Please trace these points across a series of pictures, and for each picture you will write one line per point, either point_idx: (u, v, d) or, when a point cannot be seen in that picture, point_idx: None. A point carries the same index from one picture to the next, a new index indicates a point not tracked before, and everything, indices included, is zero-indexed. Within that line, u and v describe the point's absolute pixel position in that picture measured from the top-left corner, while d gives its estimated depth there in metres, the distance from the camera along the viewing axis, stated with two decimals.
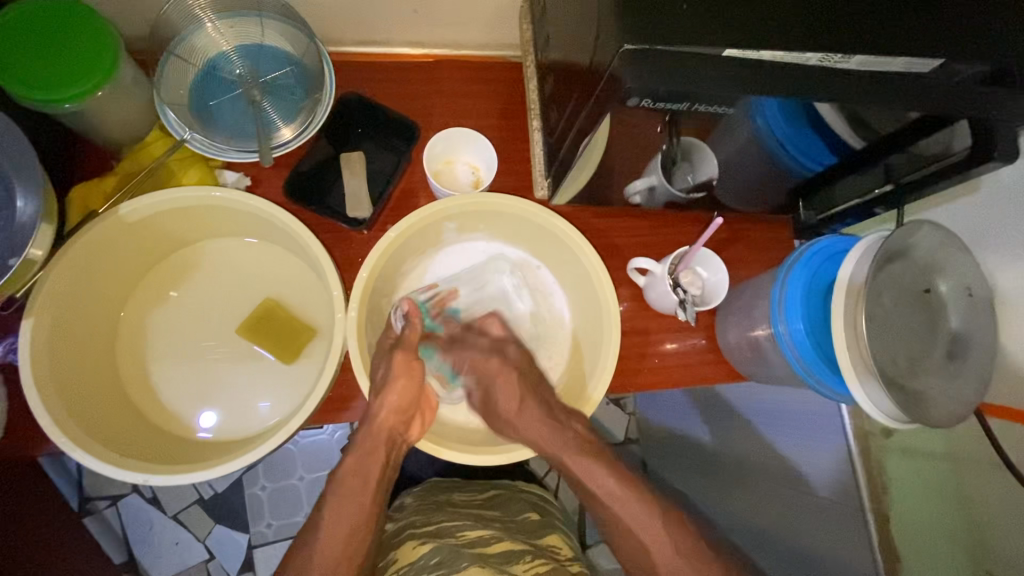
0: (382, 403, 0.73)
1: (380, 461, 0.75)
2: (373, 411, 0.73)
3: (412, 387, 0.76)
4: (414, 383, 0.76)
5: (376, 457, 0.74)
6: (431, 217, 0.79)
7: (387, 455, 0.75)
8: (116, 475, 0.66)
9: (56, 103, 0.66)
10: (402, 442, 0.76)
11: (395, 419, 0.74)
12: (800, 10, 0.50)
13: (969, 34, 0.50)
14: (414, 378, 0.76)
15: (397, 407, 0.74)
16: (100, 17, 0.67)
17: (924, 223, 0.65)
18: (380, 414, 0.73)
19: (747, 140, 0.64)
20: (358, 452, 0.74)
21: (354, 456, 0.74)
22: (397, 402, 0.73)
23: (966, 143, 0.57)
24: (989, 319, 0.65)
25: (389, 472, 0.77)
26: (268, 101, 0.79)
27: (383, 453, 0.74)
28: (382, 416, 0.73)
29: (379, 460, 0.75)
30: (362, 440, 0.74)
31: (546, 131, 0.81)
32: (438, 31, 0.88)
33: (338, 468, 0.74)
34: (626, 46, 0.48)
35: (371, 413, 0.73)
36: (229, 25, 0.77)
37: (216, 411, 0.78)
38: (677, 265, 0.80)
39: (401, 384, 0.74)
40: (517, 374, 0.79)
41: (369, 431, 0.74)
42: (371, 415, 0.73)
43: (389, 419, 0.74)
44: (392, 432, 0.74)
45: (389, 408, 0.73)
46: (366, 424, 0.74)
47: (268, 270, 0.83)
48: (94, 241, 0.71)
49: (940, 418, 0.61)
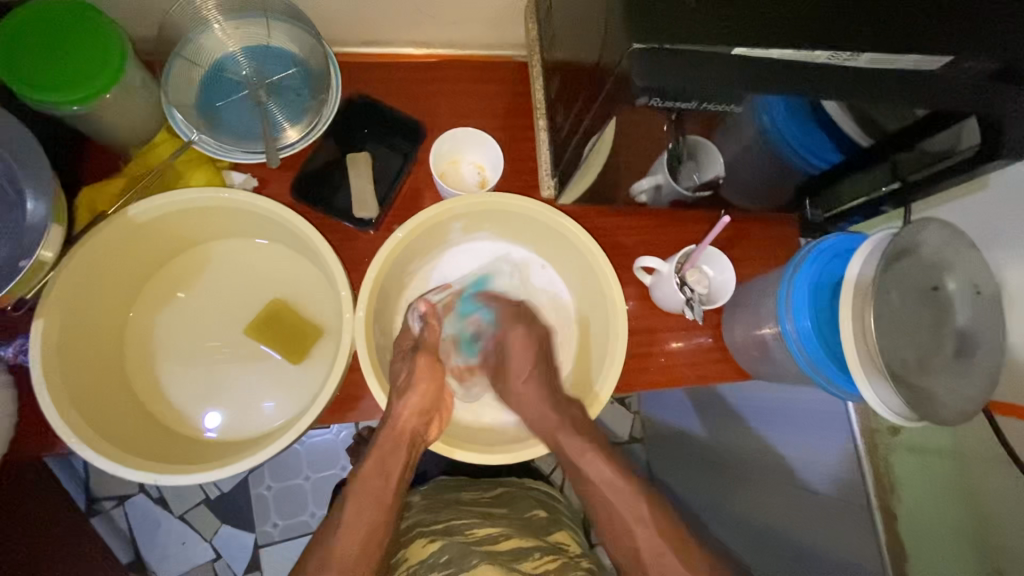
0: (402, 404, 0.74)
1: (400, 461, 0.75)
2: (395, 412, 0.74)
3: (432, 388, 0.77)
4: (436, 384, 0.79)
5: (397, 454, 0.74)
6: (440, 216, 0.79)
7: (408, 455, 0.75)
8: (127, 476, 0.67)
9: (64, 105, 0.66)
10: (422, 441, 0.76)
11: (417, 420, 0.75)
12: (808, 8, 0.49)
13: (979, 30, 0.50)
14: (436, 380, 0.78)
15: (418, 408, 0.75)
16: (105, 18, 0.68)
17: (931, 220, 0.65)
18: (400, 416, 0.74)
19: (754, 138, 0.64)
20: (377, 452, 0.74)
21: (374, 457, 0.74)
22: (418, 403, 0.75)
23: (973, 142, 0.57)
24: (997, 316, 0.65)
25: (408, 473, 0.77)
26: (275, 102, 0.79)
27: (404, 454, 0.75)
28: (404, 418, 0.74)
29: (399, 458, 0.75)
30: (381, 440, 0.74)
31: (552, 130, 0.81)
32: (443, 32, 0.88)
33: (357, 471, 0.74)
34: (635, 45, 0.47)
35: (391, 414, 0.74)
36: (235, 26, 0.77)
37: (221, 410, 0.79)
38: (683, 262, 0.80)
39: (423, 386, 0.76)
40: (536, 344, 0.82)
41: (382, 431, 0.74)
42: (393, 415, 0.74)
43: (411, 421, 0.75)
44: (413, 433, 0.75)
45: (410, 408, 0.75)
46: (387, 425, 0.74)
47: (274, 271, 0.83)
48: (102, 243, 0.71)
49: (949, 415, 0.61)
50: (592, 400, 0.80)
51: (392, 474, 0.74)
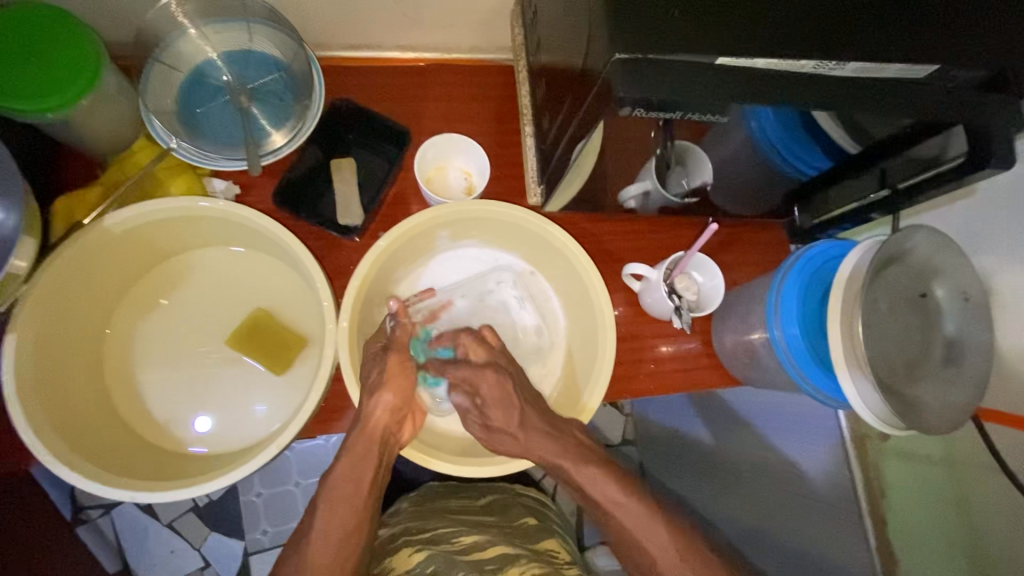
0: (375, 402, 0.71)
1: (371, 466, 0.70)
2: (367, 411, 0.70)
3: (403, 391, 0.73)
4: (408, 382, 0.74)
5: (368, 461, 0.70)
6: (422, 224, 0.78)
7: (380, 456, 0.71)
8: (105, 493, 0.65)
9: (41, 112, 0.65)
10: (394, 442, 0.74)
11: (389, 419, 0.72)
12: (794, 15, 0.49)
13: (961, 38, 0.50)
14: (406, 377, 0.74)
15: (392, 407, 0.72)
16: (77, 20, 0.66)
17: (921, 226, 0.64)
18: (373, 413, 0.71)
19: (743, 144, 0.63)
20: (350, 455, 0.70)
21: (345, 461, 0.70)
22: (390, 402, 0.71)
23: (961, 149, 0.56)
24: (988, 323, 0.64)
25: (381, 478, 0.72)
26: (256, 107, 0.77)
27: (379, 460, 0.71)
28: (375, 416, 0.71)
29: (370, 463, 0.70)
30: (354, 442, 0.71)
31: (538, 137, 0.80)
32: (429, 35, 0.86)
33: (330, 472, 0.70)
34: (618, 56, 0.47)
35: (365, 411, 0.71)
36: (216, 31, 0.76)
37: (211, 415, 0.77)
38: (672, 270, 0.79)
39: (395, 384, 0.72)
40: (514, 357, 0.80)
41: (360, 437, 0.71)
42: (365, 416, 0.71)
43: (383, 419, 0.72)
44: (385, 432, 0.72)
45: (385, 407, 0.71)
46: (359, 425, 0.71)
47: (258, 281, 0.82)
48: (78, 253, 0.69)
49: (934, 423, 0.60)
50: (580, 408, 0.78)
51: (364, 479, 0.70)
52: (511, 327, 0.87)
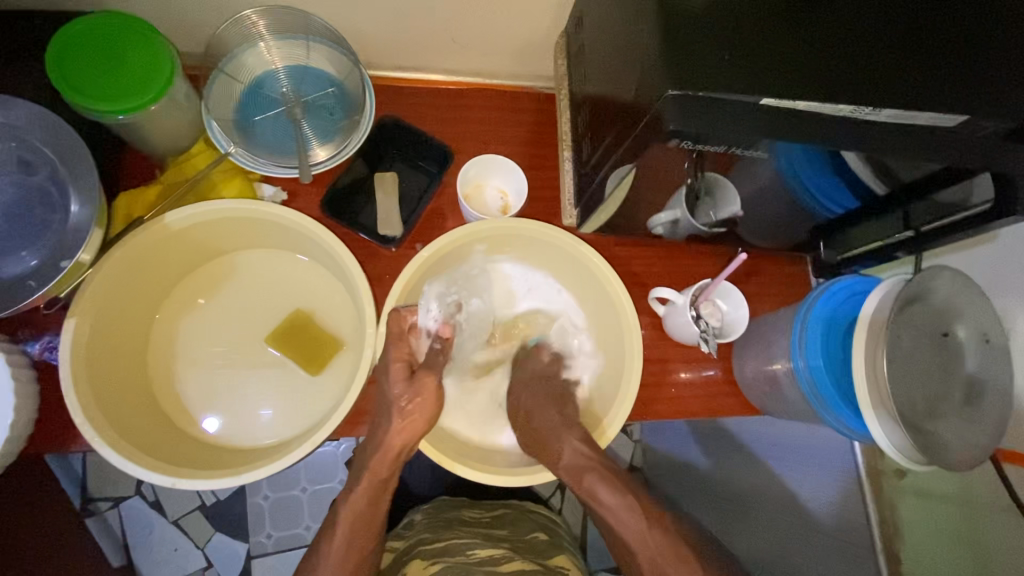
0: (393, 428, 0.73)
1: (385, 484, 0.76)
2: (381, 438, 0.74)
3: (428, 415, 0.76)
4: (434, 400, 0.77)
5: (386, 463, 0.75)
6: (463, 238, 0.81)
7: (393, 463, 0.75)
8: (143, 476, 0.68)
9: (167, 86, 0.71)
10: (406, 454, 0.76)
11: (404, 440, 0.74)
12: (833, 62, 0.52)
13: (992, 91, 0.52)
14: (430, 395, 0.76)
15: (410, 436, 0.74)
16: (94, 16, 0.69)
17: (946, 268, 0.66)
18: (386, 437, 0.74)
19: (771, 179, 0.65)
20: (368, 473, 0.75)
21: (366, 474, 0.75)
22: (401, 429, 0.73)
23: (986, 197, 0.59)
24: (1006, 367, 0.66)
25: (389, 491, 0.77)
26: (309, 119, 0.82)
27: (389, 465, 0.75)
28: (392, 440, 0.74)
29: (388, 467, 0.75)
30: (371, 458, 0.75)
31: (576, 162, 0.84)
32: (475, 62, 0.91)
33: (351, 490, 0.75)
34: (672, 91, 0.50)
35: (378, 440, 0.74)
36: (278, 46, 0.80)
37: (226, 414, 0.80)
38: (697, 295, 0.81)
39: (416, 412, 0.74)
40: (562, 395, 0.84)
41: (380, 450, 0.74)
42: (387, 442, 0.74)
43: (398, 442, 0.74)
44: (400, 451, 0.74)
45: (401, 436, 0.74)
46: (379, 446, 0.74)
47: (297, 286, 0.85)
48: (137, 247, 0.73)
49: (955, 462, 0.62)
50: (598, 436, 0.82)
51: (382, 498, 0.76)
52: (553, 343, 0.89)
